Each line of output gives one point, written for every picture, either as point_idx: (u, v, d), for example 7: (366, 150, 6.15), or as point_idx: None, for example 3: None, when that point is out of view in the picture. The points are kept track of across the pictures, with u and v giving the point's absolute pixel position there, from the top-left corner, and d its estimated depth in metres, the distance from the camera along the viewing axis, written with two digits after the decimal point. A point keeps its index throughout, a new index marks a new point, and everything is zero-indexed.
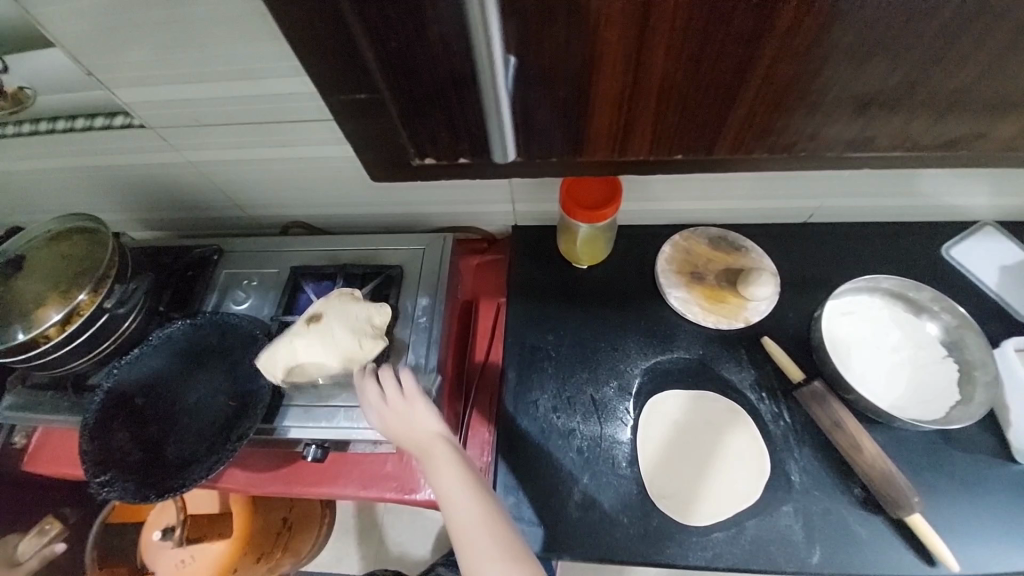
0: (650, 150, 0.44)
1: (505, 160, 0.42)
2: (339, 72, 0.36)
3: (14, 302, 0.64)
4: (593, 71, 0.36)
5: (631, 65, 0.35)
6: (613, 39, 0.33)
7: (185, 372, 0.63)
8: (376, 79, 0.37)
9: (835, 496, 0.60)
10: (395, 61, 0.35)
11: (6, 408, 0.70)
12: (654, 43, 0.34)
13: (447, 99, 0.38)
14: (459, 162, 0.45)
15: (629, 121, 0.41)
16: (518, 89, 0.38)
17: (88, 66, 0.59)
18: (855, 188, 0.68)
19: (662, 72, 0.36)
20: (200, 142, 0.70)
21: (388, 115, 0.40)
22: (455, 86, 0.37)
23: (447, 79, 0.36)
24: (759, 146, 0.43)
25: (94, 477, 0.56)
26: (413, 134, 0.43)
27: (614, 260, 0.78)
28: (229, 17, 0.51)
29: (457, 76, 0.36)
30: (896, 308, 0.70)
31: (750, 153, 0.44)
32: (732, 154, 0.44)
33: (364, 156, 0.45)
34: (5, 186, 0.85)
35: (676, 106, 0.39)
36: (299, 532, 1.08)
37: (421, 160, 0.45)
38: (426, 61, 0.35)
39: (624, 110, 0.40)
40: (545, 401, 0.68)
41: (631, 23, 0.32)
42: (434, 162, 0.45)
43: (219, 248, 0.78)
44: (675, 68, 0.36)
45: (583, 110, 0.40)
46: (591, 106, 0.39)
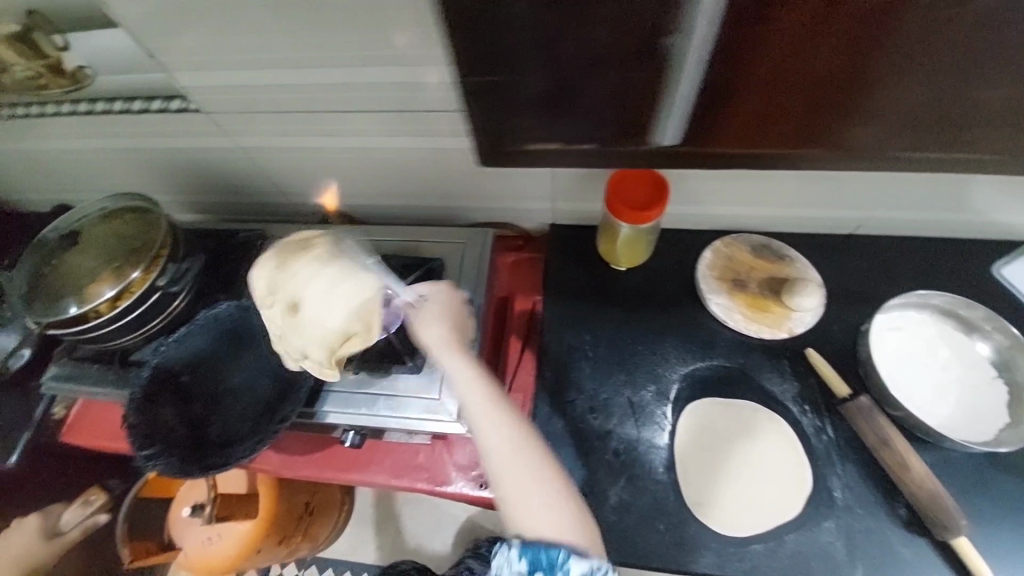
0: (794, 141, 0.43)
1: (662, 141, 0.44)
2: (480, 53, 0.37)
3: (67, 277, 0.66)
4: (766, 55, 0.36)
5: (806, 50, 0.35)
6: (796, 22, 0.34)
7: (231, 354, 0.66)
8: (516, 62, 0.38)
9: (879, 515, 0.59)
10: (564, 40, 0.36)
11: (52, 379, 0.72)
12: (839, 28, 0.34)
13: (607, 79, 0.38)
14: (582, 146, 0.46)
15: (783, 110, 0.40)
16: (686, 73, 0.37)
17: (149, 49, 0.60)
18: (913, 200, 0.65)
19: (835, 59, 0.36)
20: (250, 127, 0.70)
21: (514, 98, 0.41)
22: (621, 65, 0.37)
23: (615, 57, 0.37)
24: (906, 145, 0.42)
25: (141, 450, 0.59)
26: (539, 120, 0.44)
27: (653, 262, 0.76)
28: (292, 5, 0.51)
29: (626, 55, 0.37)
30: (946, 326, 0.67)
31: (895, 151, 0.42)
32: (873, 152, 0.43)
33: (476, 138, 0.47)
34: (58, 164, 0.88)
35: (838, 97, 0.39)
36: (319, 518, 1.10)
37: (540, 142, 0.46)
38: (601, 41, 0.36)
39: (781, 99, 0.39)
40: (582, 402, 0.68)
41: (821, 7, 0.32)
42: (554, 145, 0.46)
43: (263, 233, 0.79)
44: (850, 58, 0.35)
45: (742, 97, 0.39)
46: (750, 93, 0.39)
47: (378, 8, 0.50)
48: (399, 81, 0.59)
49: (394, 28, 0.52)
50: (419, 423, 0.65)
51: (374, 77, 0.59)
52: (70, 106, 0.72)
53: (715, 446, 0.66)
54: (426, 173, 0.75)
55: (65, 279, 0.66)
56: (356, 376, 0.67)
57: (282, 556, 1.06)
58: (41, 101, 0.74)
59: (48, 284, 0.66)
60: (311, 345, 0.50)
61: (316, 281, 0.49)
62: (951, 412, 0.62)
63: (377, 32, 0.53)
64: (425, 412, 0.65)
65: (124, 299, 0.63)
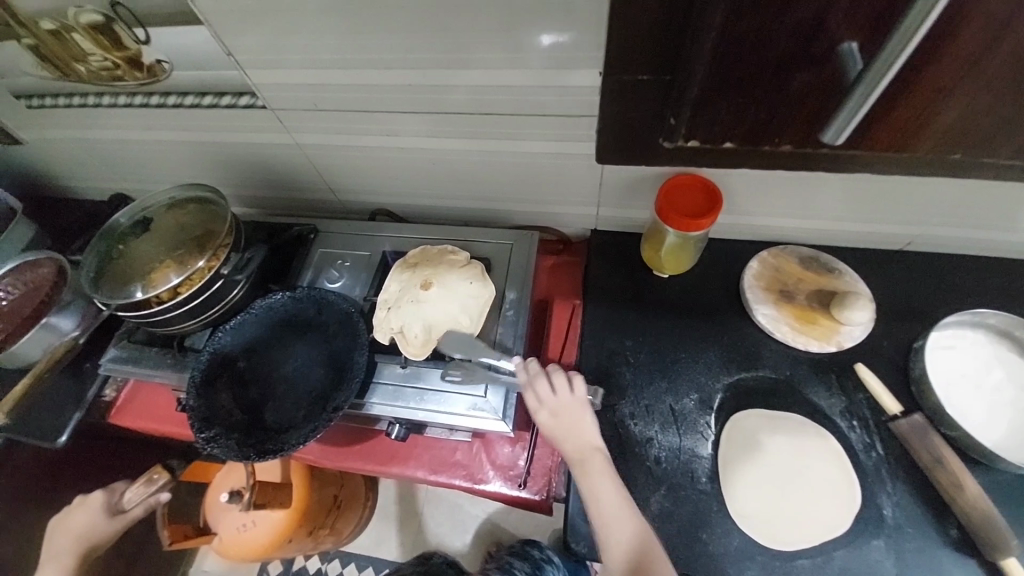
0: (921, 145, 0.45)
1: (828, 142, 0.36)
2: (636, 54, 0.43)
3: (134, 263, 0.69)
4: (920, 66, 0.38)
5: (965, 60, 0.37)
6: (955, 39, 0.36)
7: (283, 343, 0.70)
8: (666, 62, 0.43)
9: (931, 535, 0.58)
10: (729, 49, 0.39)
11: (111, 360, 0.75)
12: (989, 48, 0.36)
13: (759, 86, 0.42)
14: (724, 147, 0.49)
15: (921, 119, 0.43)
16: (835, 82, 0.40)
17: (228, 47, 0.63)
18: (969, 218, 0.65)
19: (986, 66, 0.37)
20: (311, 125, 0.73)
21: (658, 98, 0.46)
22: (775, 73, 0.41)
23: (770, 66, 0.40)
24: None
25: (201, 432, 0.63)
26: (688, 121, 0.47)
27: (697, 271, 0.77)
28: (370, 8, 0.53)
29: (781, 64, 0.40)
30: (1002, 347, 0.65)
31: (1000, 157, 0.45)
32: (980, 159, 0.46)
33: (600, 137, 0.53)
34: (122, 155, 0.91)
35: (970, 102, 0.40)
36: (346, 512, 1.11)
37: (685, 142, 0.50)
38: (761, 47, 0.39)
39: (924, 107, 0.41)
40: (622, 407, 0.67)
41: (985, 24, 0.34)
42: (698, 146, 0.50)
43: (315, 228, 0.83)
44: (1000, 64, 0.37)
45: (886, 106, 0.42)
46: (892, 103, 0.42)
47: (455, 12, 0.52)
48: (463, 84, 0.60)
49: (466, 32, 0.54)
50: (462, 419, 0.65)
51: (439, 79, 0.60)
52: (144, 99, 0.76)
53: (766, 461, 0.64)
54: (476, 175, 0.76)
55: (130, 266, 0.70)
56: (405, 370, 0.69)
57: (308, 548, 1.08)
58: (113, 93, 0.78)
59: (116, 270, 0.69)
60: (412, 324, 0.66)
61: (439, 284, 0.68)
62: (1008, 435, 0.60)
63: (449, 36, 0.54)
64: (470, 409, 0.65)
65: (186, 288, 0.65)
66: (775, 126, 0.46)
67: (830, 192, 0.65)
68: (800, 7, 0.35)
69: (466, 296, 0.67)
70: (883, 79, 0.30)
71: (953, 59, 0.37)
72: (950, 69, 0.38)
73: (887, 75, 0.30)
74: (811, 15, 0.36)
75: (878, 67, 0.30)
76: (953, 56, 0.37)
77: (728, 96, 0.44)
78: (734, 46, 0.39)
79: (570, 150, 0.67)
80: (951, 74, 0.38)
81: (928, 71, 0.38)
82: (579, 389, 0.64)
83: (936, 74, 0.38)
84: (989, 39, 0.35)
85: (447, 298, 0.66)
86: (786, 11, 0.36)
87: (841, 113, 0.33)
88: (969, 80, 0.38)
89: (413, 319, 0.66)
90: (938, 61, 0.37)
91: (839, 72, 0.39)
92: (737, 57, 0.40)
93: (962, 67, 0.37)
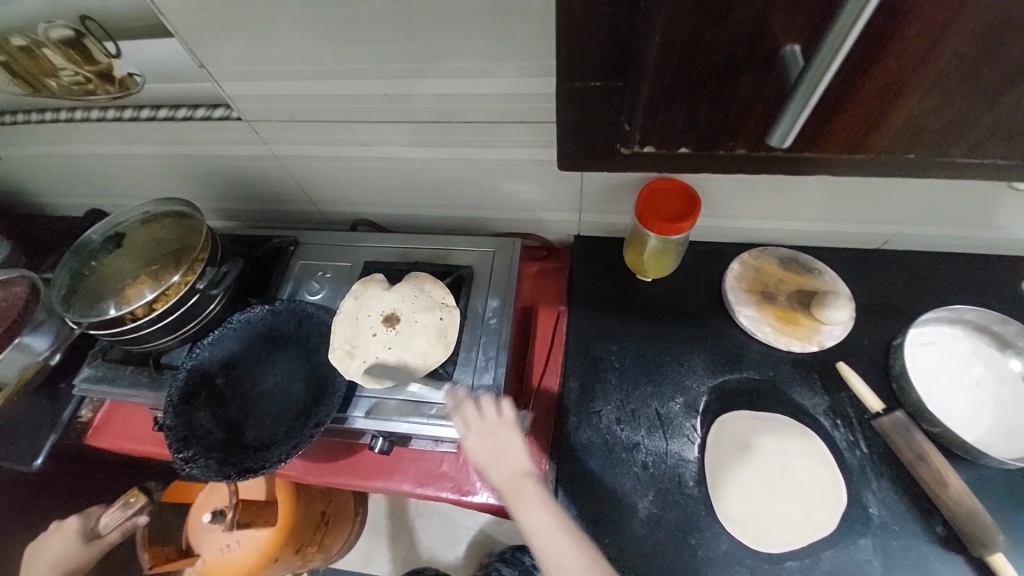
0: (886, 146, 0.42)
1: (778, 144, 0.37)
2: (594, 59, 0.40)
3: (107, 279, 0.68)
4: (871, 64, 0.34)
5: (916, 59, 0.33)
6: (907, 41, 0.32)
7: (264, 358, 0.69)
8: (620, 66, 0.41)
9: (916, 532, 0.58)
10: (677, 52, 0.36)
11: (85, 380, 0.73)
12: (942, 51, 0.32)
13: (708, 89, 0.39)
14: (680, 151, 0.46)
15: (880, 119, 0.39)
16: (785, 82, 0.36)
17: (200, 59, 0.62)
18: (941, 216, 0.66)
19: (941, 70, 0.34)
20: (287, 136, 0.72)
21: (620, 103, 0.44)
22: (724, 76, 0.38)
23: (719, 68, 0.37)
24: (1001, 146, 0.41)
25: (178, 452, 0.61)
26: (648, 123, 0.44)
27: (679, 274, 0.77)
28: (340, 19, 0.53)
29: (731, 66, 0.37)
30: (980, 342, 0.66)
31: (987, 156, 0.42)
32: (967, 155, 0.42)
33: (562, 142, 0.51)
34: (96, 170, 0.90)
35: (932, 103, 0.37)
36: (334, 528, 1.09)
37: (642, 148, 0.47)
38: (709, 49, 0.36)
39: (882, 107, 0.38)
40: (608, 413, 0.67)
41: (938, 19, 0.31)
42: (655, 151, 0.47)
43: (296, 240, 0.82)
44: (957, 67, 0.34)
45: (840, 105, 0.38)
46: (847, 103, 0.38)
47: (428, 20, 0.51)
48: (440, 93, 0.60)
49: (440, 41, 0.54)
50: (447, 429, 0.65)
51: (414, 90, 0.60)
52: (117, 112, 0.75)
53: (753, 463, 0.64)
54: (456, 183, 0.76)
55: (104, 282, 0.68)
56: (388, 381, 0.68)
57: (296, 567, 1.05)
58: (85, 107, 0.76)
59: (88, 287, 0.68)
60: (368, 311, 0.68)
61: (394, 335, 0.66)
62: (989, 430, 0.61)
63: (422, 45, 0.54)
64: None
65: (162, 303, 0.64)
66: (731, 131, 0.43)
67: (806, 192, 0.65)
68: (738, 8, 0.33)
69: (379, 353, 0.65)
70: (824, 75, 0.30)
71: (897, 58, 0.33)
72: (897, 69, 0.34)
73: (822, 79, 0.31)
74: (750, 14, 0.33)
75: (816, 67, 0.30)
76: (900, 53, 0.33)
77: (681, 101, 0.40)
78: (681, 48, 0.36)
79: (548, 157, 0.67)
80: (897, 72, 0.34)
81: (872, 72, 0.35)
82: (506, 412, 0.62)
83: (881, 72, 0.35)
84: (935, 34, 0.32)
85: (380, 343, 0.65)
86: (728, 12, 0.33)
87: (786, 114, 0.34)
88: (918, 81, 0.35)
89: (399, 296, 0.68)
90: (877, 65, 0.34)
91: (784, 76, 0.36)
92: (682, 62, 0.37)
93: (907, 66, 0.34)
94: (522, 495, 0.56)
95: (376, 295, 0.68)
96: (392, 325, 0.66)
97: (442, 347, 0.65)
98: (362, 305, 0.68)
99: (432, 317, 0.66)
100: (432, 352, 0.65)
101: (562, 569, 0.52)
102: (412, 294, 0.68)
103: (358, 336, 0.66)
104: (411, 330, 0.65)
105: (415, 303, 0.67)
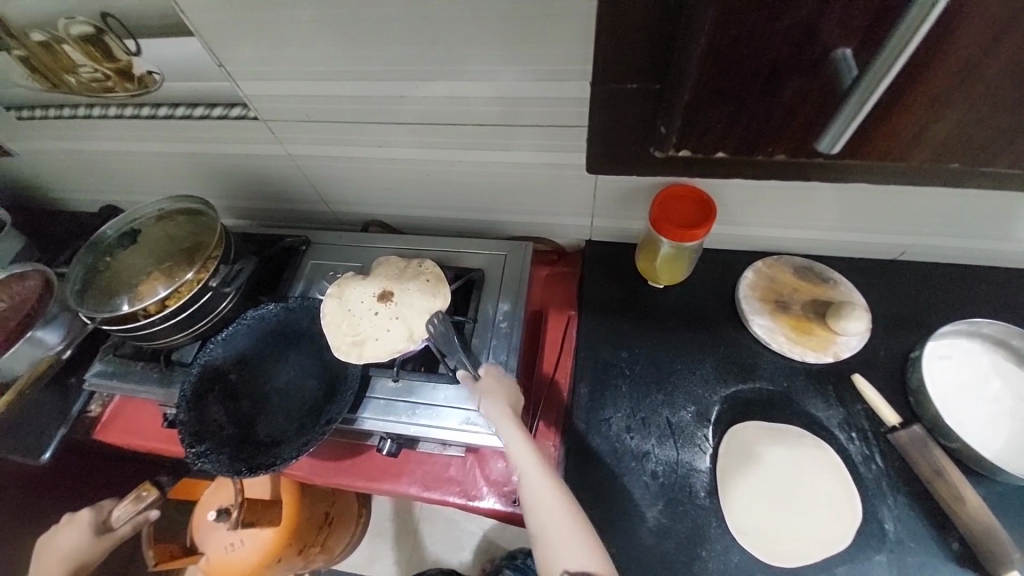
0: (930, 156, 0.45)
1: (825, 151, 0.36)
2: (634, 65, 0.44)
3: (120, 275, 0.69)
4: (920, 74, 0.37)
5: (965, 72, 0.36)
6: (958, 51, 0.35)
7: (277, 355, 0.69)
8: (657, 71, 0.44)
9: (932, 550, 0.56)
10: (721, 54, 0.38)
11: (96, 375, 0.73)
12: (994, 59, 0.35)
13: (749, 91, 0.40)
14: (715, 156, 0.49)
15: (925, 127, 0.41)
16: (830, 83, 0.38)
17: (220, 58, 0.62)
18: (961, 227, 0.65)
19: (991, 81, 0.36)
20: (302, 136, 0.73)
21: (652, 107, 0.48)
22: (766, 80, 0.39)
23: (763, 71, 0.38)
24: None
25: (190, 447, 0.60)
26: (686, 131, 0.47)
27: (691, 281, 0.76)
28: (361, 19, 0.53)
29: (775, 69, 0.38)
30: (999, 356, 0.65)
31: None
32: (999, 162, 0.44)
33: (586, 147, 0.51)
34: (111, 166, 0.90)
35: (979, 112, 0.39)
36: (337, 531, 1.08)
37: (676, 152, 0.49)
38: (754, 53, 0.37)
39: (930, 114, 0.40)
40: (618, 420, 0.66)
41: (989, 31, 0.33)
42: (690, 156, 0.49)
43: (307, 239, 0.82)
44: (1007, 77, 0.36)
45: None
46: (898, 108, 0.40)
47: (447, 23, 0.51)
48: (456, 95, 0.60)
49: (457, 44, 0.53)
50: (455, 434, 0.64)
51: (435, 91, 0.60)
52: (135, 110, 0.75)
53: (764, 474, 0.63)
54: (470, 187, 0.76)
55: (118, 278, 0.69)
56: (397, 384, 0.68)
57: (298, 568, 1.05)
58: (103, 104, 0.77)
59: (101, 283, 0.69)
60: (349, 304, 0.67)
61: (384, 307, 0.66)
62: (1008, 446, 0.60)
63: (442, 48, 0.54)
64: (464, 423, 0.64)
65: (175, 300, 0.64)
66: (773, 136, 0.45)
67: (824, 200, 0.64)
68: (790, 9, 0.34)
69: (383, 328, 0.64)
70: (888, 72, 0.29)
71: (948, 68, 0.36)
72: (946, 77, 0.37)
73: (885, 78, 0.29)
74: (805, 15, 0.34)
75: (879, 68, 0.29)
76: (953, 63, 0.36)
77: (722, 106, 0.42)
78: (724, 50, 0.37)
79: (562, 161, 0.66)
80: (944, 82, 0.37)
81: (924, 81, 0.37)
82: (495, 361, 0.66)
83: (927, 84, 0.38)
84: (987, 45, 0.34)
85: (378, 321, 0.65)
86: (777, 16, 0.34)
87: (839, 119, 0.33)
88: (965, 90, 0.37)
89: (382, 279, 0.69)
90: (930, 74, 0.37)
91: (834, 79, 0.37)
92: (724, 67, 0.39)
93: (962, 71, 0.36)
94: (511, 434, 0.59)
95: (346, 288, 0.69)
96: (380, 303, 0.66)
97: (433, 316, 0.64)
98: (344, 292, 0.69)
99: (415, 288, 0.67)
100: (423, 323, 0.64)
101: (533, 488, 0.55)
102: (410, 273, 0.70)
103: (354, 327, 0.65)
104: (398, 304, 0.66)
105: (400, 279, 0.68)
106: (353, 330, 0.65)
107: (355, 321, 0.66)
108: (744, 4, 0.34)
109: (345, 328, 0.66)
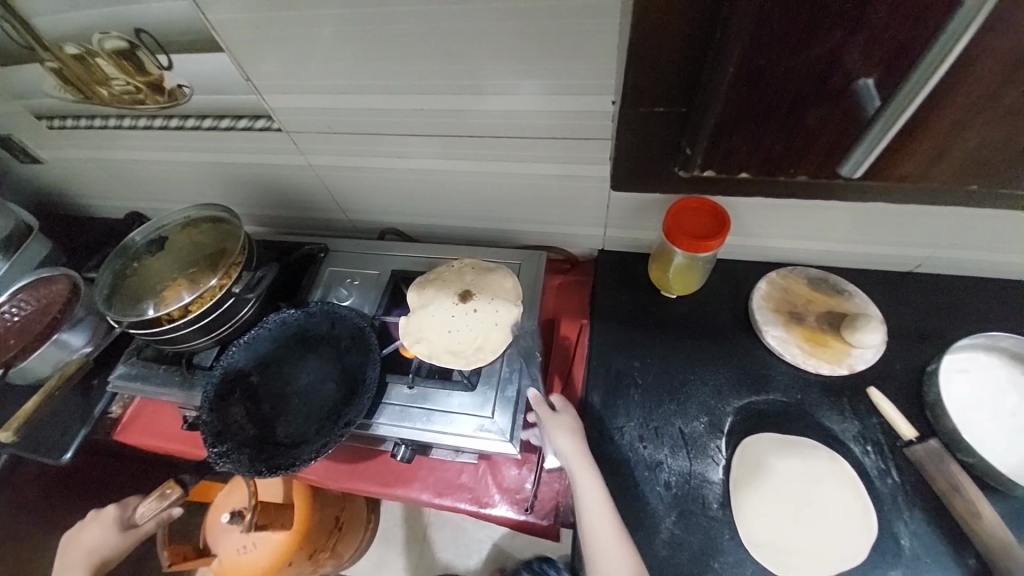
0: (948, 174, 0.46)
1: (849, 174, 0.36)
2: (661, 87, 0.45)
3: (145, 281, 0.71)
4: (942, 96, 0.38)
5: (985, 92, 0.37)
6: (979, 72, 0.36)
7: (297, 357, 0.71)
8: (680, 93, 0.45)
9: (950, 567, 0.55)
10: (750, 80, 0.41)
11: (119, 377, 0.75)
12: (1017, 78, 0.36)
13: (776, 116, 0.43)
14: (739, 175, 0.51)
15: (947, 142, 0.42)
16: (854, 107, 0.40)
17: (249, 73, 0.65)
18: (978, 240, 0.65)
19: (1013, 101, 0.37)
20: (323, 146, 0.75)
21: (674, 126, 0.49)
22: (791, 107, 0.42)
23: (787, 99, 0.42)
24: None
25: (213, 447, 0.62)
26: (710, 152, 0.49)
27: (703, 292, 0.77)
28: (385, 36, 0.55)
29: (799, 98, 0.41)
30: (1017, 370, 0.64)
31: None
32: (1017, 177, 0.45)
33: None
34: (139, 175, 0.94)
35: (1001, 127, 0.40)
36: (347, 536, 1.09)
37: (701, 170, 0.52)
38: (781, 79, 0.40)
39: (952, 130, 0.41)
40: (631, 429, 0.66)
41: (1009, 56, 0.34)
42: (714, 175, 0.52)
43: (326, 247, 0.84)
44: None
45: None
46: (920, 125, 0.41)
47: (470, 41, 0.53)
48: (475, 108, 0.62)
49: (477, 60, 0.55)
50: (468, 440, 0.65)
51: (453, 104, 0.62)
52: (164, 122, 0.78)
53: (775, 486, 0.62)
54: (486, 197, 0.77)
55: (144, 283, 0.71)
56: (412, 391, 0.69)
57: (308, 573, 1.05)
58: (134, 115, 0.80)
59: (128, 287, 0.71)
60: (428, 312, 0.70)
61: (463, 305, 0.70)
62: None
63: (462, 66, 0.56)
64: (478, 430, 0.65)
65: (197, 307, 0.66)
66: (794, 157, 0.48)
67: (838, 213, 0.65)
68: (816, 44, 0.37)
69: (479, 321, 0.69)
70: (911, 102, 0.30)
71: (966, 92, 0.37)
72: (962, 100, 0.38)
73: (912, 103, 0.30)
74: (827, 49, 0.37)
75: (906, 93, 0.30)
76: (969, 86, 0.37)
77: (748, 128, 0.45)
78: (752, 77, 0.41)
79: (577, 173, 0.68)
80: (964, 102, 0.38)
81: (943, 102, 0.39)
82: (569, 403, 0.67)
83: (947, 105, 0.39)
84: (1004, 71, 0.35)
85: (468, 317, 0.69)
86: (802, 49, 0.38)
87: (863, 143, 0.34)
88: (986, 108, 0.38)
89: (445, 283, 0.73)
90: (950, 94, 0.38)
91: (857, 105, 0.40)
92: (751, 94, 0.42)
93: (978, 98, 0.38)
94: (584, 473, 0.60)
95: (417, 299, 0.72)
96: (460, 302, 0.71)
97: (507, 307, 0.70)
98: (417, 303, 0.71)
99: (483, 282, 0.73)
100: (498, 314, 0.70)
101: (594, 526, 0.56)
102: (463, 274, 0.75)
103: (452, 329, 0.69)
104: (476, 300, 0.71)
105: (464, 279, 0.74)
106: (454, 331, 0.68)
107: (449, 325, 0.69)
108: (772, 37, 0.37)
109: (446, 333, 0.68)
